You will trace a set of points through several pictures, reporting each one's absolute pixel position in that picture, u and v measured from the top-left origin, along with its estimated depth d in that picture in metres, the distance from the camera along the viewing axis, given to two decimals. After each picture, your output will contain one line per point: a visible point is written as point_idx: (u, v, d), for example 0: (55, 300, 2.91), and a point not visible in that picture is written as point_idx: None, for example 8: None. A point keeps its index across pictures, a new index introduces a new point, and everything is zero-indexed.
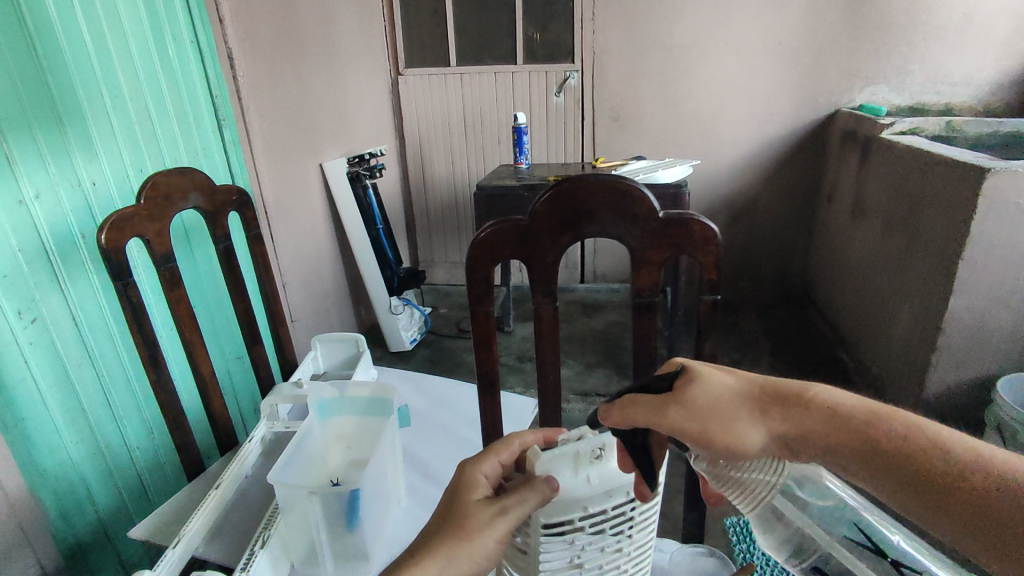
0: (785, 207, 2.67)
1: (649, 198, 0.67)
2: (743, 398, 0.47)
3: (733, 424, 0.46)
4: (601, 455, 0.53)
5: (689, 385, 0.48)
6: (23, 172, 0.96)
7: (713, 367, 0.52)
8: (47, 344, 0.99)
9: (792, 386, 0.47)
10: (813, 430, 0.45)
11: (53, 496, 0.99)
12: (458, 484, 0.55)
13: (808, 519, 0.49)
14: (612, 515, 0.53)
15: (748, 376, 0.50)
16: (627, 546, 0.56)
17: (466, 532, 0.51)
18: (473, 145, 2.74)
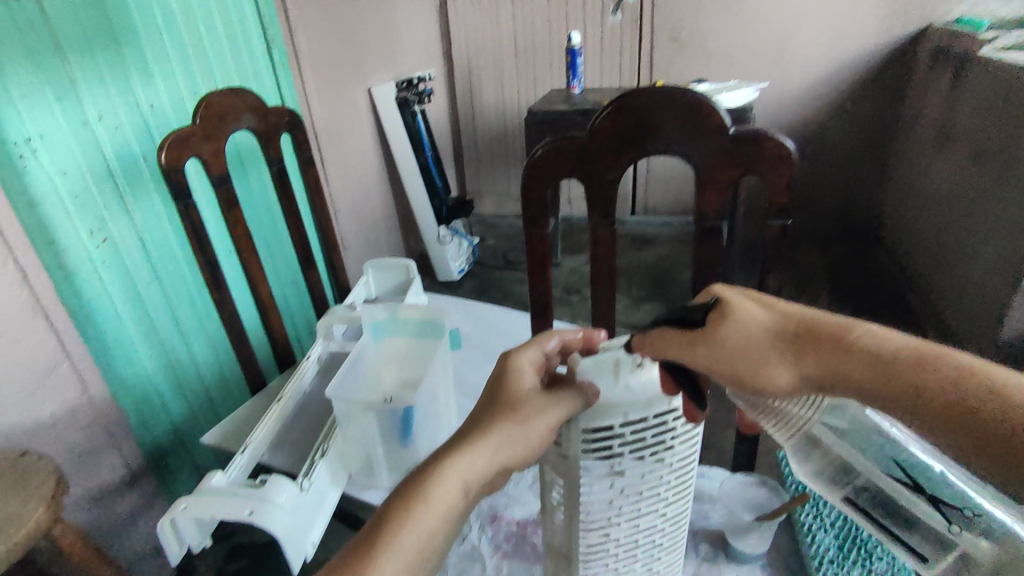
0: (859, 136, 2.48)
1: (721, 112, 0.62)
2: (775, 338, 0.46)
3: (761, 364, 0.46)
4: (644, 364, 0.51)
5: (721, 323, 0.48)
6: (85, 93, 0.98)
7: (750, 298, 0.50)
8: (118, 263, 1.04)
9: (833, 325, 0.45)
10: (847, 373, 0.42)
11: (133, 404, 1.07)
12: (505, 373, 0.54)
13: (844, 444, 0.48)
14: (653, 424, 0.50)
15: (788, 309, 0.48)
16: (669, 463, 0.54)
17: (520, 415, 0.50)
18: (524, 69, 2.63)
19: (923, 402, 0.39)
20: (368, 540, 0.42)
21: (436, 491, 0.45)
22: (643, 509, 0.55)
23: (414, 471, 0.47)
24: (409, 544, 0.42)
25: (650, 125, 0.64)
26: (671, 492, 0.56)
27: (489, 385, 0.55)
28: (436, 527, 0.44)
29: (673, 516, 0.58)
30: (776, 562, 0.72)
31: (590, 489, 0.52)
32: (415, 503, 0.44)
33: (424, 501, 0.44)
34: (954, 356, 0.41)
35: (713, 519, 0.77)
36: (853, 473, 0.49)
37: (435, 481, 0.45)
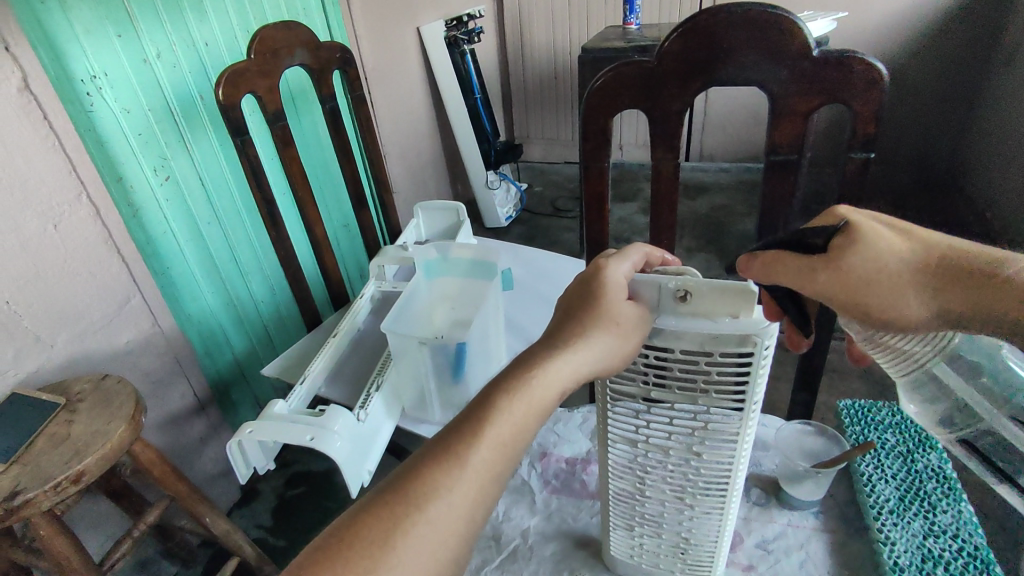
0: (944, 75, 2.27)
1: (804, 31, 0.57)
2: (914, 271, 0.45)
3: (895, 298, 0.45)
4: (686, 297, 0.44)
5: (851, 250, 0.45)
6: (144, 30, 0.99)
7: (880, 223, 0.48)
8: (180, 201, 1.07)
9: (979, 261, 0.44)
10: (993, 308, 0.42)
11: (199, 337, 1.12)
12: (600, 276, 0.48)
13: (970, 389, 0.43)
14: (691, 371, 0.45)
15: (925, 238, 0.46)
16: (704, 411, 0.47)
17: (617, 330, 0.45)
18: (577, 5, 2.50)
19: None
20: (464, 428, 0.42)
21: (532, 392, 0.43)
22: (671, 452, 0.50)
23: (507, 369, 0.45)
24: (503, 439, 0.41)
25: (724, 48, 0.59)
26: (707, 447, 0.49)
27: (576, 288, 0.50)
28: (528, 425, 0.43)
29: (710, 488, 0.52)
30: (830, 511, 0.69)
31: (619, 410, 0.51)
32: (513, 398, 0.43)
33: (523, 399, 0.43)
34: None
35: (765, 467, 0.75)
36: (976, 418, 0.43)
37: (532, 382, 0.43)
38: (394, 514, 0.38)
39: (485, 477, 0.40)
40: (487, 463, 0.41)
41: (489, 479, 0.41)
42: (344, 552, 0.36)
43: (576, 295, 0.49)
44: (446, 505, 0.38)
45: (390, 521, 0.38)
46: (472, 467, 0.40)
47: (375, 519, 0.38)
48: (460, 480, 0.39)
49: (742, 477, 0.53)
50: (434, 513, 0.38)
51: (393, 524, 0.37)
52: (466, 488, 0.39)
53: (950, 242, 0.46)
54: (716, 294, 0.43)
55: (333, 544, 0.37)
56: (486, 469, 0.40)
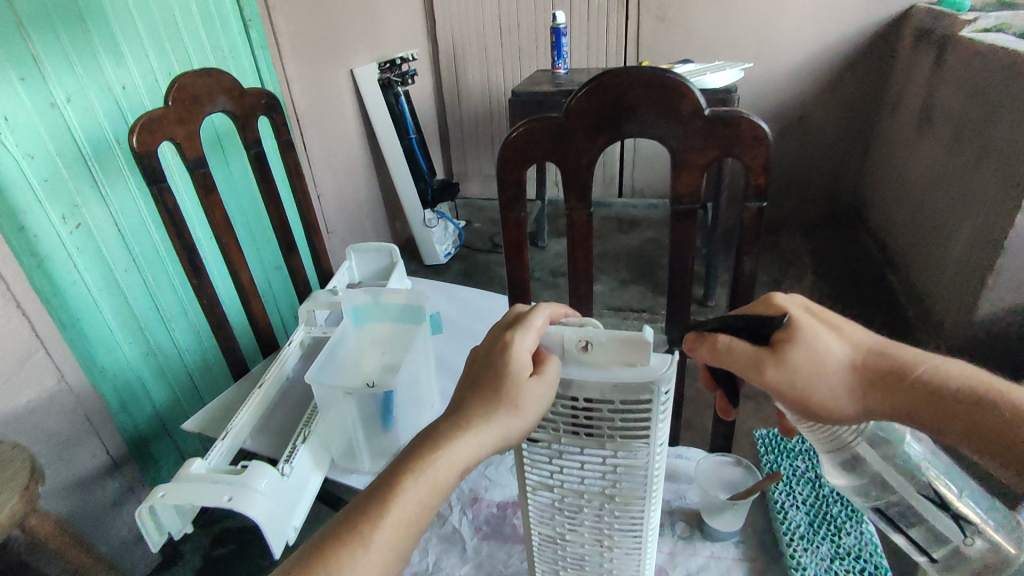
0: (843, 118, 2.48)
1: (695, 93, 0.62)
2: (848, 368, 0.52)
3: (838, 396, 0.51)
4: (588, 346, 0.48)
5: (794, 346, 0.51)
6: (52, 74, 0.95)
7: (812, 318, 0.55)
8: (93, 249, 1.02)
9: (899, 363, 0.53)
10: (911, 405, 0.52)
11: (113, 391, 1.06)
12: (506, 355, 0.48)
13: (887, 467, 0.53)
14: (598, 417, 0.47)
15: (851, 337, 0.55)
16: (613, 454, 0.49)
17: (519, 411, 0.47)
18: (509, 49, 2.59)
19: (976, 422, 0.51)
20: (370, 507, 0.45)
21: (432, 474, 0.46)
22: (587, 495, 0.52)
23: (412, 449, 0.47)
24: (402, 521, 0.45)
25: (626, 106, 0.63)
26: (619, 489, 0.51)
27: (485, 359, 0.51)
28: (429, 504, 0.46)
29: (626, 530, 0.54)
30: (749, 539, 0.71)
31: (534, 456, 0.52)
32: (416, 480, 0.46)
33: (426, 480, 0.46)
34: (996, 387, 0.53)
35: (688, 499, 0.77)
36: (888, 490, 0.54)
37: (432, 465, 0.46)
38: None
39: (385, 560, 0.44)
40: (386, 547, 0.44)
41: (391, 559, 0.44)
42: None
43: (485, 366, 0.51)
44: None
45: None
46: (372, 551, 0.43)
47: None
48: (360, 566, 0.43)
49: (657, 514, 0.55)
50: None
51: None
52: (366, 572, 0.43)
53: (872, 343, 0.55)
54: (614, 343, 0.47)
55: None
56: (386, 552, 0.44)
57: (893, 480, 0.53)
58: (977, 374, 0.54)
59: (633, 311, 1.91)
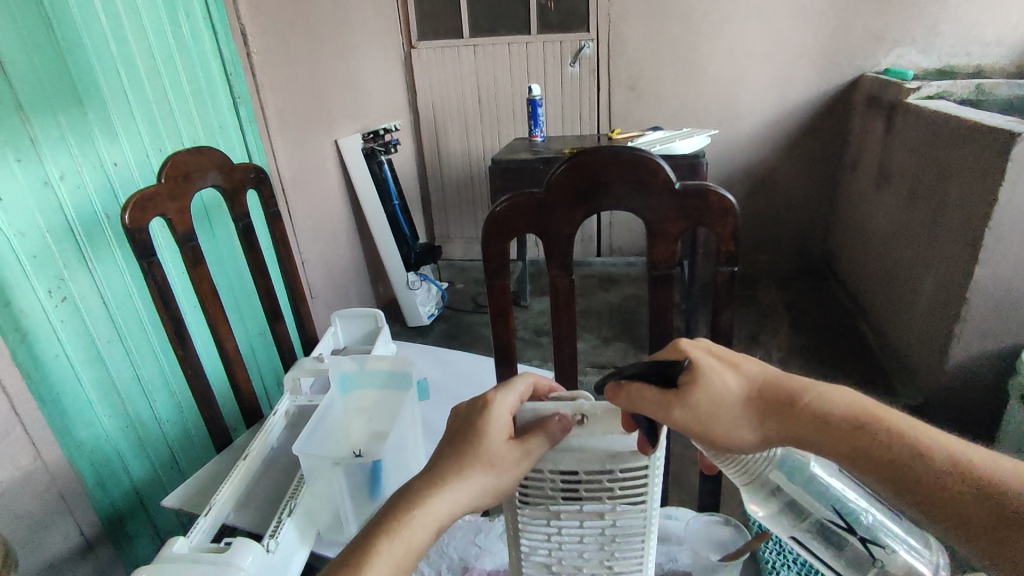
0: (807, 177, 2.61)
1: (665, 169, 0.68)
2: (744, 402, 0.51)
3: (733, 427, 0.50)
4: (583, 419, 0.51)
5: (696, 384, 0.50)
6: (47, 153, 0.98)
7: (712, 359, 0.54)
8: (77, 322, 1.03)
9: (788, 391, 0.51)
10: (805, 435, 0.50)
11: (90, 466, 1.03)
12: (483, 413, 0.52)
13: (800, 492, 0.54)
14: (586, 482, 0.51)
15: (748, 370, 0.53)
16: (611, 525, 0.53)
17: (497, 470, 0.49)
18: (488, 118, 2.71)
19: (869, 449, 0.49)
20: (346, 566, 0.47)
21: (405, 536, 0.47)
22: (584, 555, 0.55)
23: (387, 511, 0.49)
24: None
25: (601, 182, 0.68)
26: (617, 547, 0.54)
27: (463, 421, 0.53)
28: (403, 564, 0.47)
29: None
30: None
31: (529, 525, 0.54)
32: (389, 540, 0.47)
33: (399, 540, 0.47)
34: (879, 411, 0.50)
35: (681, 561, 0.76)
36: (803, 515, 0.55)
37: (405, 528, 0.47)
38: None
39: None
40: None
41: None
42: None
43: (463, 426, 0.53)
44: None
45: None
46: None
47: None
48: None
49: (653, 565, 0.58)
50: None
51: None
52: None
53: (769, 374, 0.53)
54: (607, 414, 0.51)
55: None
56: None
57: (806, 504, 0.55)
58: (862, 399, 0.51)
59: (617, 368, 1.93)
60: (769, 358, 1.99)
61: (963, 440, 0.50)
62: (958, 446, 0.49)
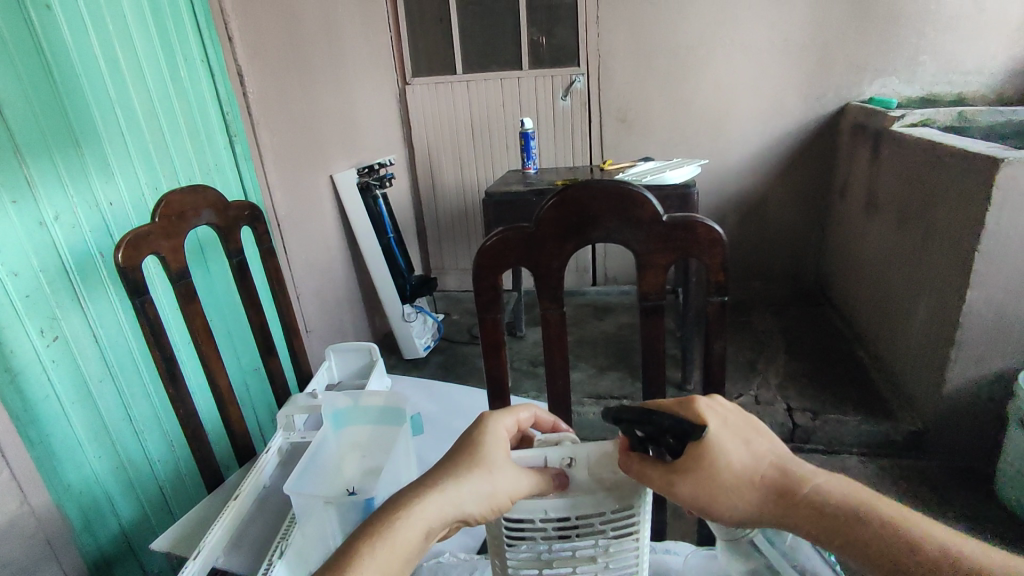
0: (798, 204, 2.65)
1: (652, 202, 0.69)
2: (746, 482, 0.52)
3: (731, 504, 0.52)
4: (571, 463, 0.57)
5: (698, 461, 0.51)
6: (43, 195, 0.99)
7: (726, 431, 0.53)
8: (69, 361, 1.02)
9: (788, 478, 0.52)
10: (799, 520, 0.51)
11: (77, 509, 1.01)
12: (482, 426, 0.57)
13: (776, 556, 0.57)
14: (577, 522, 0.57)
15: (757, 447, 0.54)
16: (604, 568, 0.60)
17: (493, 478, 0.53)
18: (481, 151, 2.75)
19: (860, 542, 0.49)
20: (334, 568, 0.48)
21: (398, 540, 0.49)
22: None
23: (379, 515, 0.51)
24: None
25: (591, 216, 0.69)
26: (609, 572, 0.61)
27: (461, 436, 0.58)
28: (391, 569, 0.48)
29: None
30: None
31: (523, 572, 0.60)
32: (377, 543, 0.49)
33: (387, 544, 0.49)
34: (878, 503, 0.51)
35: None
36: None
37: (398, 531, 0.49)
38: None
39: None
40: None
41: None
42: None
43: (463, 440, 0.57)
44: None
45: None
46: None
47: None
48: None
49: None
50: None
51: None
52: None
53: (773, 455, 0.54)
54: (594, 458, 0.56)
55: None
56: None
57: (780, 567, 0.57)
58: (866, 493, 0.51)
59: (614, 398, 1.91)
60: (766, 384, 1.98)
61: (972, 540, 0.49)
62: (965, 551, 0.47)
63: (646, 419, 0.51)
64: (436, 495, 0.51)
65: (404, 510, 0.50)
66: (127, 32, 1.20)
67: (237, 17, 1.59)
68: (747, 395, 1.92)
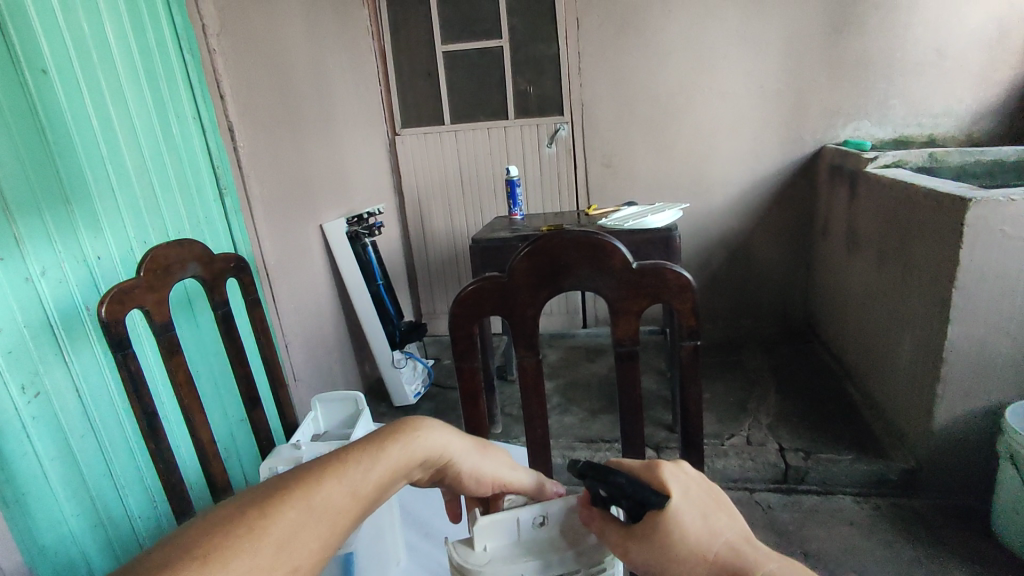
0: (783, 243, 2.69)
1: (622, 251, 0.74)
2: (694, 558, 0.50)
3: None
4: (544, 521, 0.63)
5: (650, 529, 0.52)
6: (31, 251, 1.01)
7: (690, 505, 0.52)
8: (50, 417, 1.01)
9: (739, 560, 0.49)
10: None
11: (51, 570, 0.99)
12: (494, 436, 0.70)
13: None
14: None
15: (715, 526, 0.51)
16: None
17: (483, 455, 0.66)
18: (470, 197, 2.80)
19: None
20: (363, 448, 0.50)
21: (415, 445, 0.55)
22: None
23: (407, 422, 0.57)
24: (388, 469, 0.50)
25: (562, 265, 0.74)
26: None
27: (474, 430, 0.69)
28: (400, 472, 0.52)
29: None
30: None
31: None
32: (400, 446, 0.53)
33: (407, 449, 0.53)
34: None
35: None
36: None
37: (417, 440, 0.55)
38: (302, 510, 0.42)
39: (368, 495, 0.47)
40: (372, 488, 0.47)
41: (369, 507, 0.47)
42: (264, 519, 0.40)
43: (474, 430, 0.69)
44: (332, 503, 0.43)
45: (298, 519, 0.41)
46: (368, 485, 0.47)
47: (284, 516, 0.41)
48: (352, 494, 0.45)
49: None
50: (327, 512, 0.43)
51: (299, 513, 0.41)
52: (354, 495, 0.46)
53: (728, 536, 0.51)
54: (563, 514, 0.63)
55: (246, 534, 0.38)
56: (373, 490, 0.48)
57: None
58: None
59: (606, 442, 1.89)
60: (758, 424, 1.97)
61: None
62: None
63: (608, 480, 0.53)
64: (449, 432, 0.61)
65: (424, 427, 0.57)
66: (121, 93, 1.24)
67: (229, 75, 1.65)
68: (739, 436, 1.91)
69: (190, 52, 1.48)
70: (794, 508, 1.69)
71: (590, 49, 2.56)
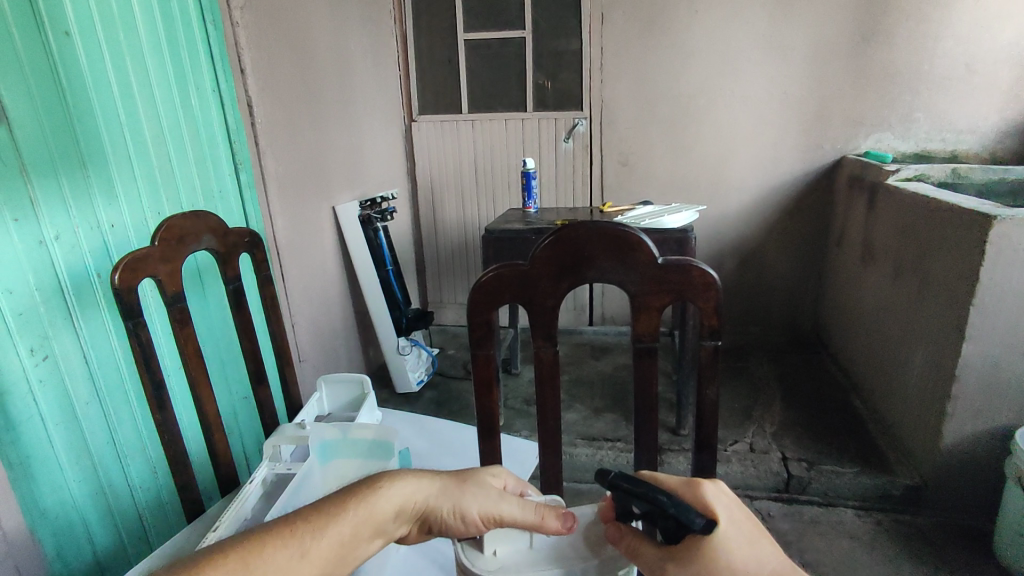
0: (795, 252, 2.67)
1: (648, 245, 0.73)
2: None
3: None
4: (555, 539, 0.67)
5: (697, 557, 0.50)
6: (45, 214, 1.00)
7: (735, 532, 0.52)
8: (56, 381, 1.01)
9: None
10: None
11: (51, 536, 0.98)
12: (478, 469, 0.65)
13: None
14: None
15: (762, 558, 0.51)
16: None
17: (465, 488, 0.61)
18: (484, 188, 2.79)
19: None
20: (320, 508, 0.49)
21: (374, 500, 0.52)
22: None
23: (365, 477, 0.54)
24: (349, 528, 0.48)
25: (586, 256, 0.73)
26: None
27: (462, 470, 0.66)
28: (366, 530, 0.49)
29: None
30: None
31: None
32: (360, 503, 0.50)
33: (368, 506, 0.51)
34: None
35: None
36: None
37: (377, 495, 0.52)
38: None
39: (322, 559, 0.45)
40: (327, 549, 0.46)
41: (327, 567, 0.46)
42: None
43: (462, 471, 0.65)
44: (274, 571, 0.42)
45: None
46: (320, 545, 0.45)
47: None
48: (302, 556, 0.44)
49: None
50: None
51: None
52: (302, 557, 0.44)
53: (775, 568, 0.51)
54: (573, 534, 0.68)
55: None
56: (330, 552, 0.46)
57: None
58: None
59: (608, 440, 1.88)
60: (762, 431, 1.96)
61: None
62: None
63: (651, 496, 0.52)
64: (411, 478, 0.57)
65: (383, 481, 0.54)
66: (142, 59, 1.23)
67: (251, 50, 1.64)
68: (742, 442, 1.90)
69: (214, 25, 1.46)
70: (794, 517, 1.68)
71: (613, 45, 2.54)
